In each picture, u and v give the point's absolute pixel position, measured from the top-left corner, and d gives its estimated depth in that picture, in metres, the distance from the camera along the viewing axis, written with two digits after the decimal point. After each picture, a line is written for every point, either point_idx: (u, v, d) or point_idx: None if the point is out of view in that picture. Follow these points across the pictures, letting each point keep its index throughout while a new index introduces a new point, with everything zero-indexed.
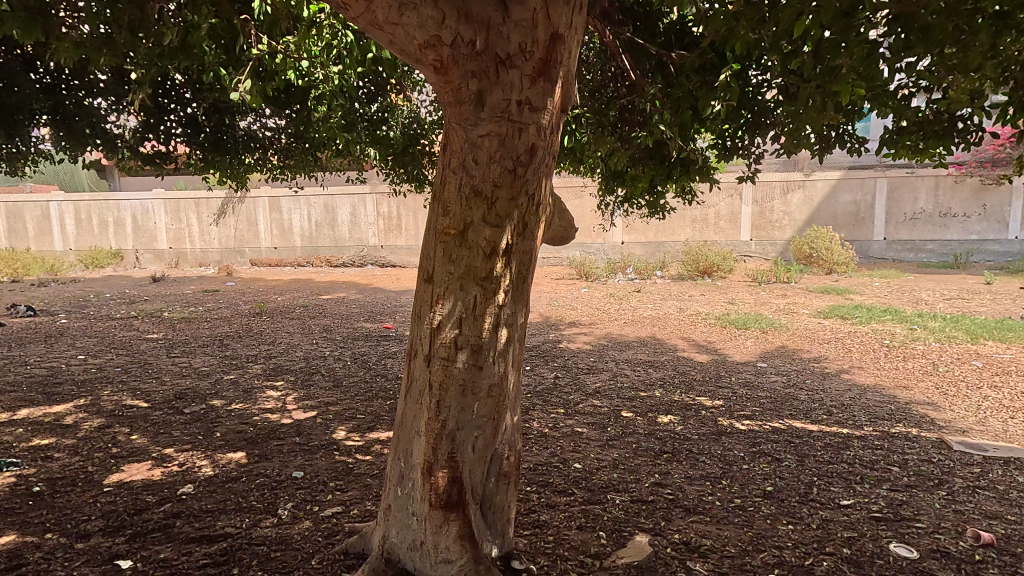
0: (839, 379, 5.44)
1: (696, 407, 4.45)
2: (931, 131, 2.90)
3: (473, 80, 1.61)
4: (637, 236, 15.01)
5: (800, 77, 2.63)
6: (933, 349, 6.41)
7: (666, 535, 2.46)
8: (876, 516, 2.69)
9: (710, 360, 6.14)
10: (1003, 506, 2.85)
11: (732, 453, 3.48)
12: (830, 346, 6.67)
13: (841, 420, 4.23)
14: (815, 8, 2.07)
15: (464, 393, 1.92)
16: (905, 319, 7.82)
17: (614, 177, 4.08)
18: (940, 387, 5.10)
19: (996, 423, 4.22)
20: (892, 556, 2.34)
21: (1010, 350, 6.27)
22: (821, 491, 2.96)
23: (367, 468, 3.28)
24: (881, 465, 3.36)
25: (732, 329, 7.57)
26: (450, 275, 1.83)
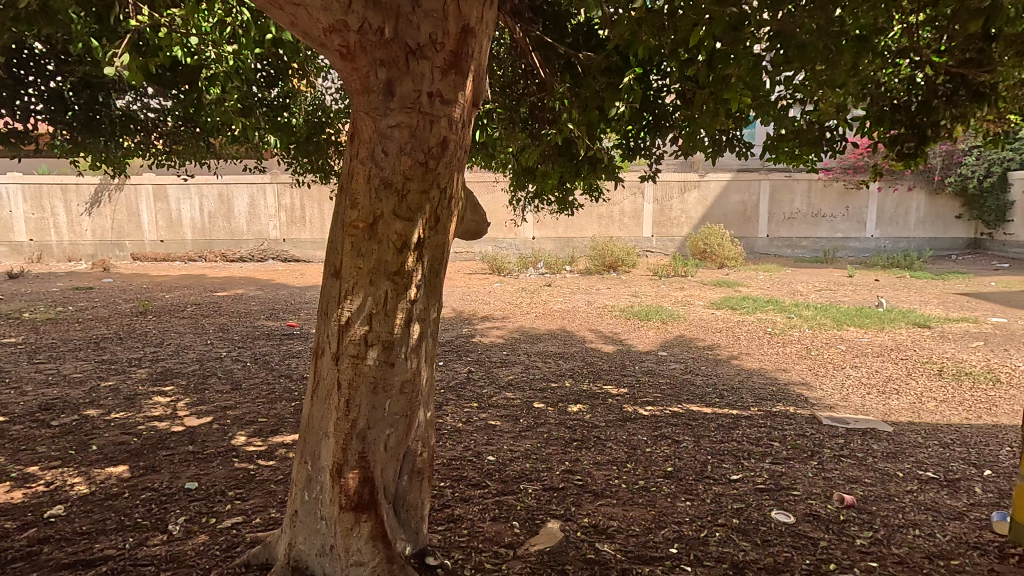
0: (729, 364, 5.94)
1: (604, 396, 4.66)
2: (805, 140, 3.22)
3: (382, 68, 1.57)
4: (547, 232, 15.31)
5: (695, 83, 2.82)
6: (806, 335, 7.17)
7: (576, 520, 2.55)
8: (760, 487, 2.97)
9: (616, 349, 6.45)
10: (861, 471, 3.26)
11: (636, 438, 3.68)
12: (722, 334, 7.25)
13: (731, 402, 4.61)
14: (708, 20, 2.22)
15: (375, 390, 1.87)
16: (784, 308, 8.67)
17: (525, 173, 4.15)
18: (812, 369, 5.72)
19: (857, 399, 4.81)
20: (773, 522, 2.59)
21: (867, 334, 7.15)
22: (715, 467, 3.22)
23: (271, 474, 3.10)
24: (764, 441, 3.70)
25: (636, 320, 8.00)
26: (360, 269, 1.77)
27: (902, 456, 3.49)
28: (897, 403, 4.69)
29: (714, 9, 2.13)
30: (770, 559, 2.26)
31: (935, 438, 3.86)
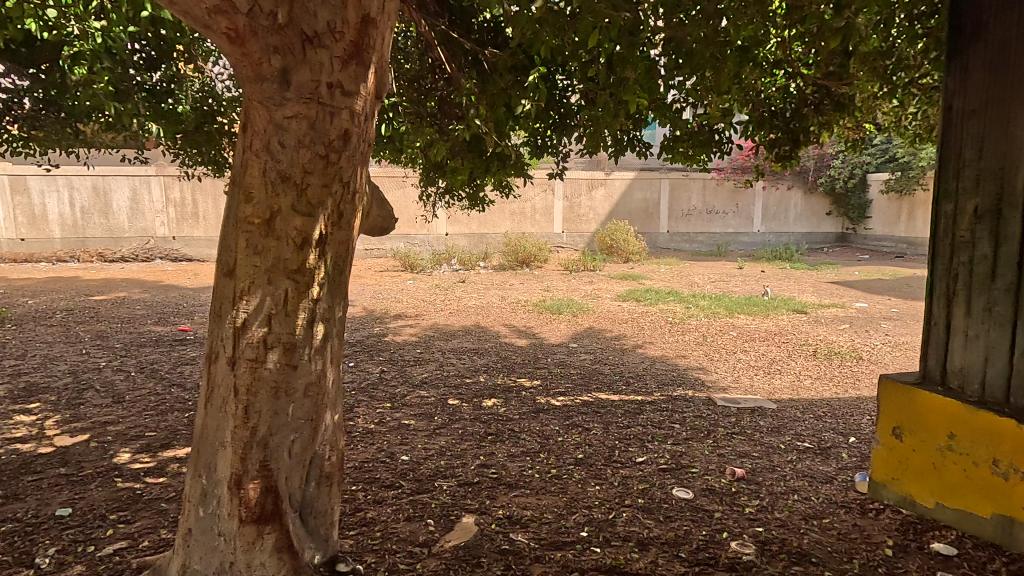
0: (635, 353, 6.26)
1: (517, 389, 4.74)
2: (697, 141, 3.46)
3: (276, 56, 1.48)
4: (461, 228, 15.24)
5: (596, 84, 2.92)
6: (703, 323, 7.72)
7: (491, 512, 2.58)
8: (663, 467, 3.16)
9: (529, 343, 6.57)
10: (750, 445, 3.57)
11: (549, 428, 3.79)
12: (628, 325, 7.62)
13: (637, 389, 4.87)
14: (606, 24, 2.30)
15: (277, 395, 1.78)
16: (683, 299, 9.27)
17: (435, 169, 4.11)
18: (708, 354, 6.17)
19: (746, 380, 5.26)
20: (674, 498, 2.77)
21: (755, 321, 7.83)
22: (622, 452, 3.39)
23: (161, 491, 2.85)
24: (666, 424, 3.94)
25: (548, 314, 8.20)
26: (256, 267, 1.67)
27: (784, 430, 3.87)
28: (780, 382, 5.19)
29: (611, 14, 2.21)
30: (671, 533, 2.40)
31: (810, 412, 4.31)
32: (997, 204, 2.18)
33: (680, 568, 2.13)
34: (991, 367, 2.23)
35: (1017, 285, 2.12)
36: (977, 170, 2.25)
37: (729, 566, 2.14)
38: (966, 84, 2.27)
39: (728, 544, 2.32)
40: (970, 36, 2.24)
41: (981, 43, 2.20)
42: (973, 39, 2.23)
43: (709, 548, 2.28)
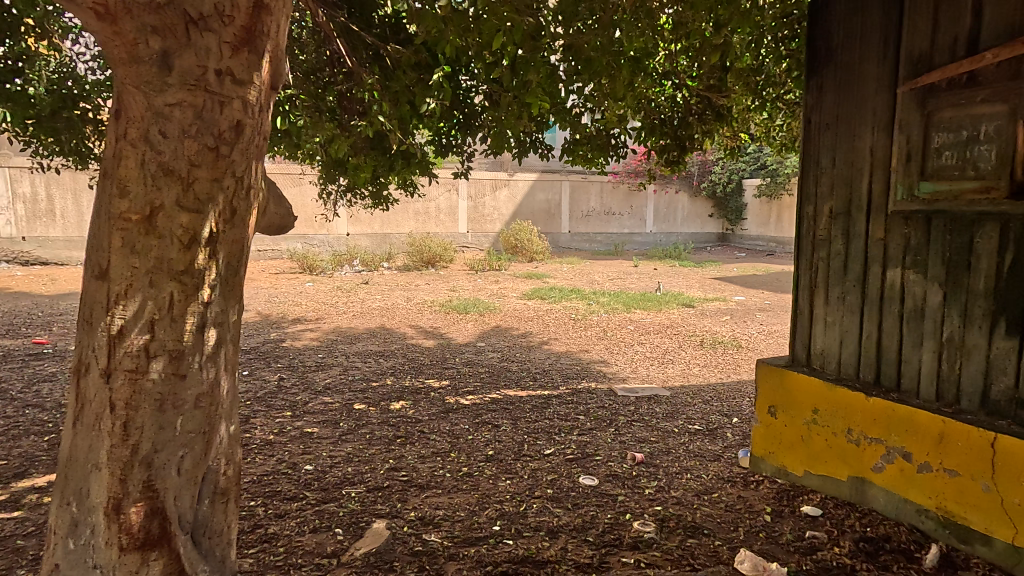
0: (541, 349, 6.43)
1: (426, 390, 4.69)
2: (595, 145, 3.63)
3: (155, 37, 1.37)
4: (362, 228, 14.74)
5: (500, 86, 2.98)
6: (603, 318, 8.10)
7: (402, 515, 2.54)
8: (569, 457, 3.29)
9: (436, 343, 6.52)
10: (648, 431, 3.81)
11: (458, 427, 3.79)
12: (534, 322, 7.81)
13: (543, 384, 5.01)
14: (510, 28, 2.34)
15: (162, 408, 1.63)
16: (584, 296, 9.67)
17: (335, 165, 3.96)
18: (608, 348, 6.48)
19: (643, 370, 5.60)
20: (581, 486, 2.89)
21: (649, 315, 8.36)
22: (531, 445, 3.48)
23: (16, 527, 2.49)
24: (571, 416, 4.10)
25: (455, 314, 8.19)
26: (134, 268, 1.52)
27: (676, 415, 4.18)
28: (672, 371, 5.58)
29: (514, 17, 2.27)
30: (579, 520, 2.50)
31: (699, 397, 4.69)
32: (847, 206, 2.51)
33: (589, 552, 2.23)
34: (844, 348, 2.56)
35: (862, 276, 2.45)
36: (831, 178, 2.57)
37: (632, 544, 2.27)
38: (821, 101, 2.59)
39: (631, 524, 2.45)
40: (822, 59, 2.58)
41: (832, 66, 2.53)
42: (825, 64, 2.56)
43: (614, 530, 2.40)
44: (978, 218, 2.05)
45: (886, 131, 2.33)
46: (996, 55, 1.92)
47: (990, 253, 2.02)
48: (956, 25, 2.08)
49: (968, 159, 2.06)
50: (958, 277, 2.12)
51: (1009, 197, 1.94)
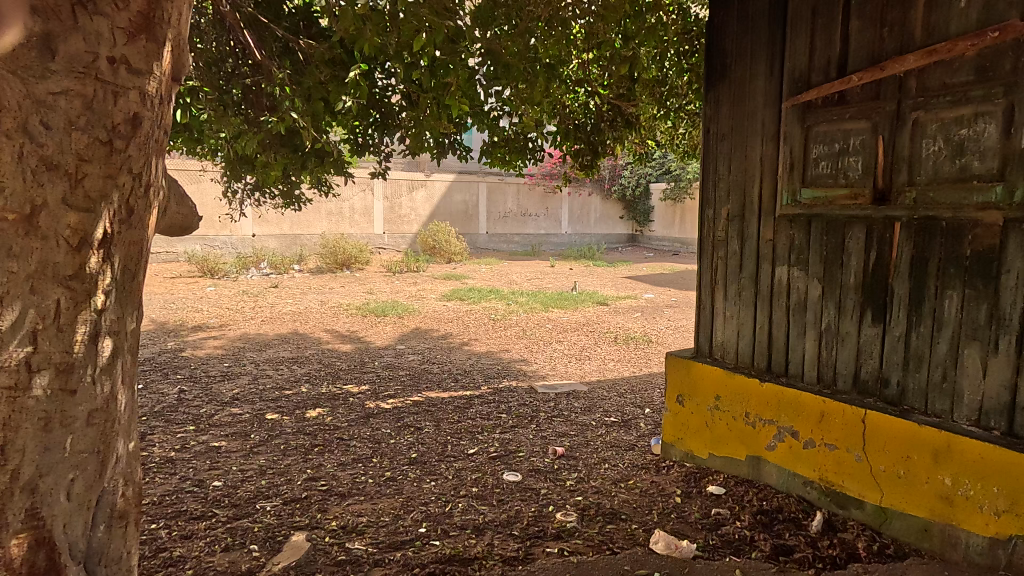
0: (461, 350, 6.44)
1: (344, 395, 4.54)
2: (513, 148, 3.71)
3: (35, 18, 1.24)
4: (270, 229, 13.94)
5: (418, 86, 2.96)
6: (522, 318, 8.24)
7: (323, 526, 2.46)
8: (493, 455, 3.33)
9: (353, 348, 6.33)
10: (567, 425, 3.94)
11: (380, 432, 3.72)
12: (454, 324, 7.80)
13: (465, 384, 5.02)
14: (429, 30, 2.33)
15: (47, 427, 1.44)
16: (503, 296, 9.79)
17: (242, 162, 3.75)
18: (527, 346, 6.61)
19: (561, 367, 5.77)
20: (505, 482, 2.94)
21: (566, 313, 8.62)
22: (454, 446, 3.49)
23: None
24: (494, 415, 4.15)
25: (372, 317, 7.99)
26: (10, 275, 1.32)
27: (594, 408, 4.36)
28: (589, 367, 5.80)
29: (434, 20, 2.26)
30: (503, 515, 2.55)
31: (614, 390, 4.91)
32: (742, 210, 2.75)
33: (514, 545, 2.28)
34: (741, 339, 2.81)
35: (755, 274, 2.72)
36: (727, 183, 2.82)
37: (556, 535, 2.35)
38: (718, 113, 2.82)
39: (554, 515, 2.54)
40: (719, 74, 2.81)
41: (726, 81, 2.77)
42: (721, 80, 2.79)
43: (538, 522, 2.47)
44: (848, 221, 2.32)
45: (773, 142, 2.58)
46: (860, 77, 2.19)
47: (858, 251, 2.30)
48: (829, 49, 2.34)
49: (840, 168, 2.32)
50: (833, 273, 2.40)
51: (872, 202, 2.21)
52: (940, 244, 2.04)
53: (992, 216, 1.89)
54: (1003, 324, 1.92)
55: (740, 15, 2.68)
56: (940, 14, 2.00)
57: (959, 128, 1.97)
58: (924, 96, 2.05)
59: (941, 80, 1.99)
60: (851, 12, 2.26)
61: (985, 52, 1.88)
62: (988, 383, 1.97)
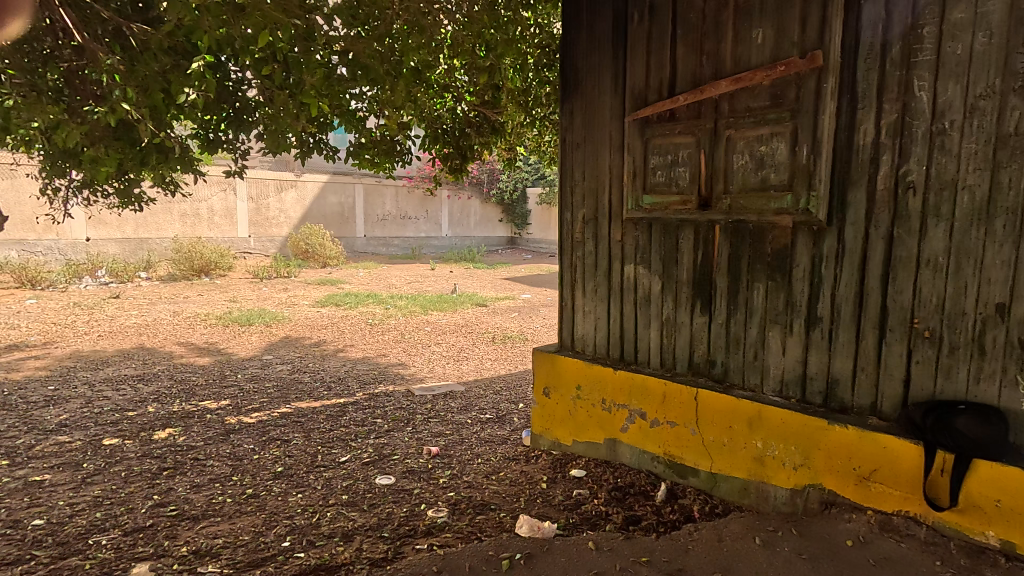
0: (335, 357, 6.20)
1: (200, 412, 4.18)
2: (381, 149, 3.69)
3: None
4: (108, 231, 12.19)
5: (275, 82, 2.84)
6: (400, 321, 8.14)
7: (171, 553, 2.26)
8: (365, 461, 3.28)
9: (212, 361, 5.83)
10: (443, 425, 3.99)
11: (241, 448, 3.48)
12: (327, 330, 7.49)
13: (338, 392, 4.86)
14: (279, 26, 2.25)
15: None
16: (381, 300, 9.58)
17: (65, 156, 3.31)
18: (405, 350, 6.55)
19: (439, 369, 5.80)
20: (377, 486, 2.92)
21: (445, 316, 8.66)
22: (325, 455, 3.37)
23: None
24: (368, 420, 4.07)
25: (235, 327, 7.41)
26: None
27: (470, 407, 4.45)
28: (466, 367, 5.90)
29: (282, 18, 2.19)
30: (374, 519, 2.53)
31: (490, 388, 5.05)
32: (595, 213, 3.00)
33: (384, 547, 2.28)
34: (598, 332, 3.06)
35: (608, 272, 2.98)
36: (582, 189, 3.06)
37: (426, 531, 2.39)
38: (572, 124, 3.05)
39: (426, 513, 2.57)
40: (572, 88, 3.03)
41: (578, 94, 3.00)
42: (573, 93, 3.03)
43: (409, 522, 2.49)
44: (681, 224, 2.64)
45: (618, 152, 2.85)
46: (685, 98, 2.51)
47: (689, 250, 2.62)
48: (661, 71, 2.63)
49: (671, 177, 2.63)
50: (670, 269, 2.71)
51: (698, 207, 2.53)
52: (749, 244, 2.41)
53: (785, 218, 2.26)
54: (796, 309, 2.30)
55: (588, 35, 2.92)
56: (743, 47, 2.35)
57: (759, 145, 2.32)
58: (733, 117, 2.39)
59: (746, 104, 2.34)
60: (677, 40, 2.57)
61: (776, 81, 2.24)
62: (787, 359, 2.35)
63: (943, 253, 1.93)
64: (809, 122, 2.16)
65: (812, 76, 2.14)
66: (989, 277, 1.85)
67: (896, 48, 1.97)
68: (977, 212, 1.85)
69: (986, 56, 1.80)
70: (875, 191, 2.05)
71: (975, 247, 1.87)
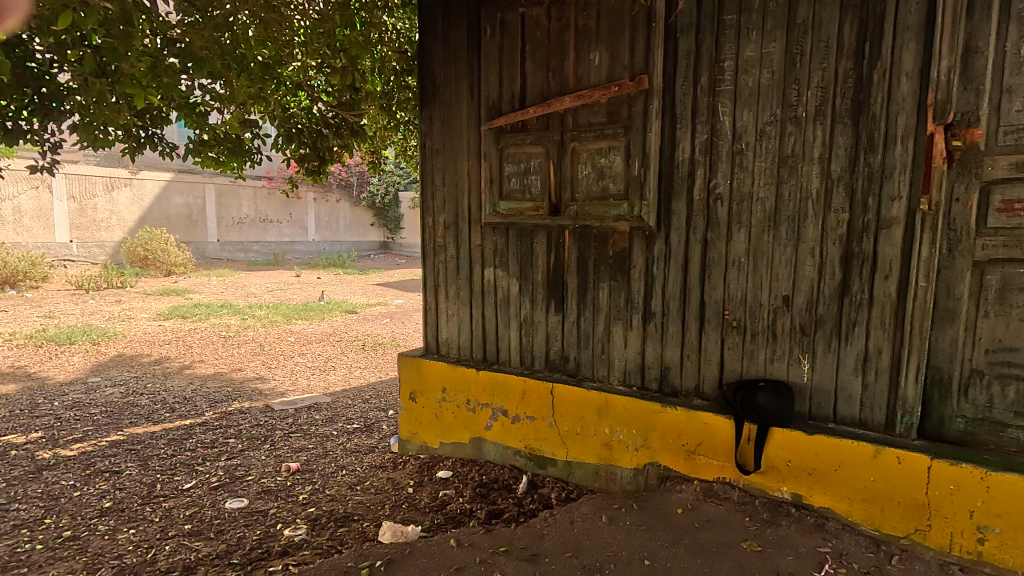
0: (181, 375, 5.59)
1: (2, 450, 3.54)
2: (227, 148, 3.43)
3: None
4: None
5: (90, 68, 2.51)
6: (260, 333, 7.57)
7: None
8: (214, 485, 3.02)
9: (20, 388, 4.96)
10: (306, 439, 3.80)
11: (58, 486, 3.02)
12: (172, 346, 6.73)
13: (183, 413, 4.40)
14: (86, 7, 1.99)
15: None
16: (238, 310, 8.83)
17: None
18: (265, 363, 6.10)
19: (303, 381, 5.50)
20: (228, 511, 2.70)
21: (311, 325, 8.22)
22: (165, 484, 3.05)
23: None
24: (219, 441, 3.74)
25: (51, 347, 6.36)
26: None
27: (336, 418, 4.28)
28: (334, 377, 5.66)
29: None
30: (222, 546, 2.35)
31: (358, 398, 4.89)
32: (455, 218, 3.07)
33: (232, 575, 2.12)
34: (462, 334, 3.14)
35: (470, 276, 3.06)
36: (443, 194, 3.11)
37: (281, 552, 2.27)
38: (431, 130, 3.09)
39: (282, 533, 2.44)
40: (430, 95, 3.08)
41: (436, 102, 3.05)
42: (431, 100, 3.07)
43: (262, 544, 2.35)
44: (535, 229, 2.79)
45: (476, 159, 2.95)
46: (534, 111, 2.66)
47: (543, 254, 2.79)
48: (513, 84, 2.77)
49: (525, 185, 2.77)
50: (526, 272, 2.85)
51: (548, 213, 2.70)
52: (594, 247, 2.63)
53: (622, 224, 2.50)
54: (634, 305, 2.55)
55: (444, 45, 2.99)
56: (583, 67, 2.56)
57: (600, 158, 2.54)
58: (577, 130, 2.59)
59: (587, 119, 2.56)
60: (526, 56, 2.72)
61: (611, 100, 2.47)
62: (628, 352, 2.59)
63: (745, 254, 2.26)
64: (639, 138, 2.42)
65: (641, 97, 2.39)
66: (778, 273, 2.20)
67: (705, 78, 2.28)
68: (768, 220, 2.20)
69: (770, 89, 2.16)
70: (693, 201, 2.36)
71: (767, 249, 2.22)
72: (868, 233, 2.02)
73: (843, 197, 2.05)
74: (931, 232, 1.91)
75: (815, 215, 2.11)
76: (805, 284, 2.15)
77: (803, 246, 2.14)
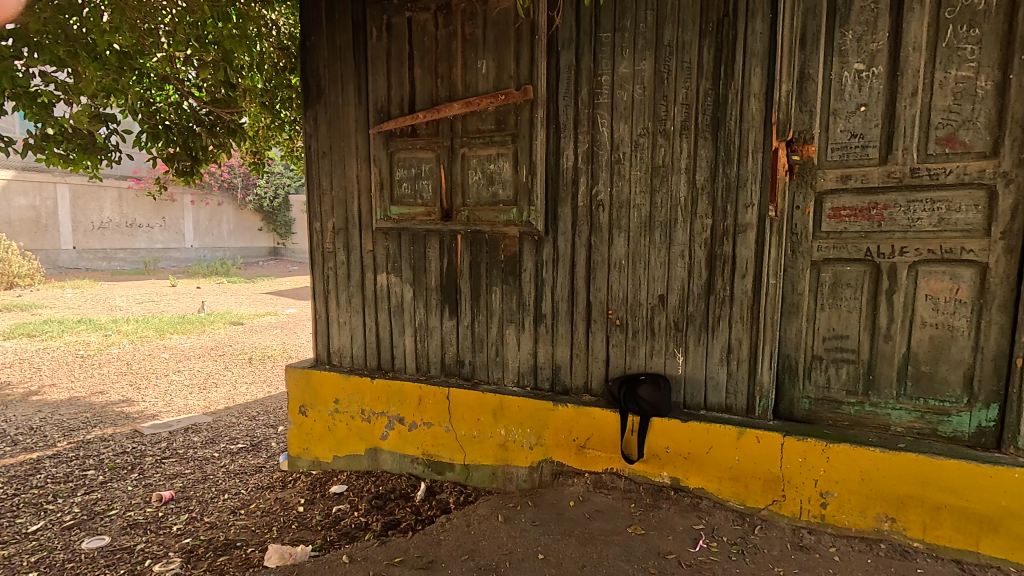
0: (25, 402, 4.87)
1: None
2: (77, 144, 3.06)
3: None
4: None
5: None
6: (126, 350, 6.80)
7: None
8: (68, 525, 2.67)
9: None
10: (182, 465, 3.48)
11: None
12: (14, 369, 5.84)
13: (29, 446, 3.84)
14: None
15: None
16: (99, 326, 7.87)
17: None
18: (133, 384, 5.50)
19: (180, 401, 5.02)
20: (84, 552, 2.40)
21: (189, 338, 7.54)
22: (4, 529, 2.64)
23: None
24: (75, 474, 3.31)
25: None
26: None
27: (218, 439, 3.96)
28: (216, 395, 5.23)
29: None
30: None
31: (244, 416, 4.56)
32: (345, 223, 2.97)
33: None
34: (355, 343, 3.04)
35: (362, 282, 2.97)
36: (331, 198, 3.00)
37: None
38: (317, 131, 2.98)
39: (151, 570, 2.22)
40: (315, 96, 2.96)
41: (322, 103, 2.95)
42: (316, 101, 2.96)
43: None
44: (428, 234, 2.78)
45: (365, 163, 2.88)
46: (424, 116, 2.66)
47: (436, 258, 2.78)
48: (401, 89, 2.74)
49: (416, 190, 2.75)
50: (419, 277, 2.83)
51: (440, 218, 2.70)
52: (486, 251, 2.67)
53: (512, 229, 2.56)
54: (526, 308, 2.63)
55: (328, 45, 2.89)
56: (471, 75, 2.59)
57: (489, 164, 2.59)
58: (467, 137, 2.62)
59: (476, 126, 2.59)
60: (414, 61, 2.71)
61: (499, 108, 2.53)
62: (521, 353, 2.66)
63: (625, 257, 2.41)
64: (526, 146, 2.49)
65: (527, 106, 2.47)
66: (654, 274, 2.37)
67: (585, 91, 2.41)
68: (644, 225, 2.37)
69: (642, 104, 2.32)
70: (577, 207, 2.48)
71: (644, 252, 2.38)
72: (728, 236, 2.24)
73: (707, 205, 2.26)
74: (778, 236, 2.15)
75: (684, 220, 2.31)
76: (677, 284, 2.34)
77: (674, 248, 2.33)
